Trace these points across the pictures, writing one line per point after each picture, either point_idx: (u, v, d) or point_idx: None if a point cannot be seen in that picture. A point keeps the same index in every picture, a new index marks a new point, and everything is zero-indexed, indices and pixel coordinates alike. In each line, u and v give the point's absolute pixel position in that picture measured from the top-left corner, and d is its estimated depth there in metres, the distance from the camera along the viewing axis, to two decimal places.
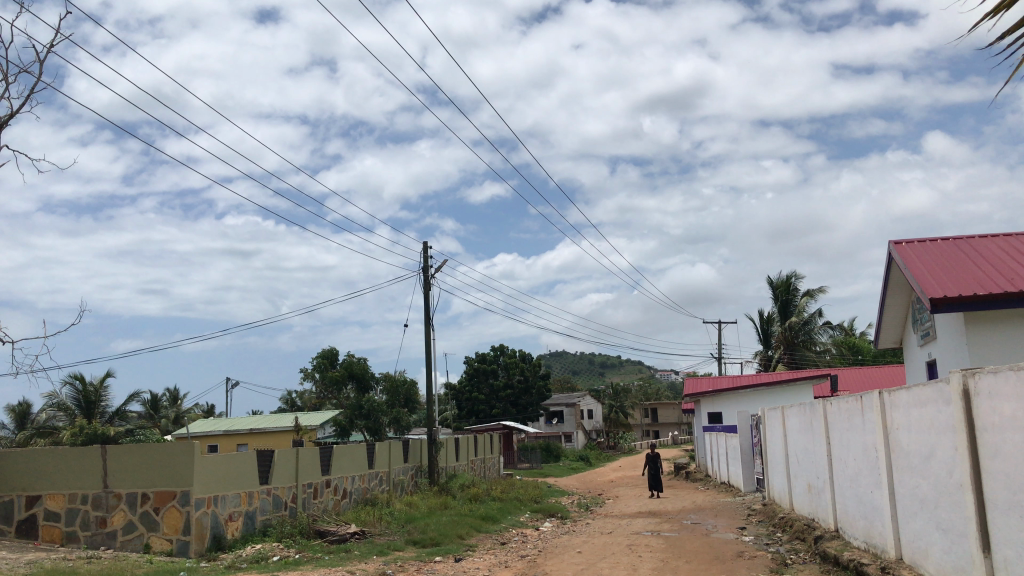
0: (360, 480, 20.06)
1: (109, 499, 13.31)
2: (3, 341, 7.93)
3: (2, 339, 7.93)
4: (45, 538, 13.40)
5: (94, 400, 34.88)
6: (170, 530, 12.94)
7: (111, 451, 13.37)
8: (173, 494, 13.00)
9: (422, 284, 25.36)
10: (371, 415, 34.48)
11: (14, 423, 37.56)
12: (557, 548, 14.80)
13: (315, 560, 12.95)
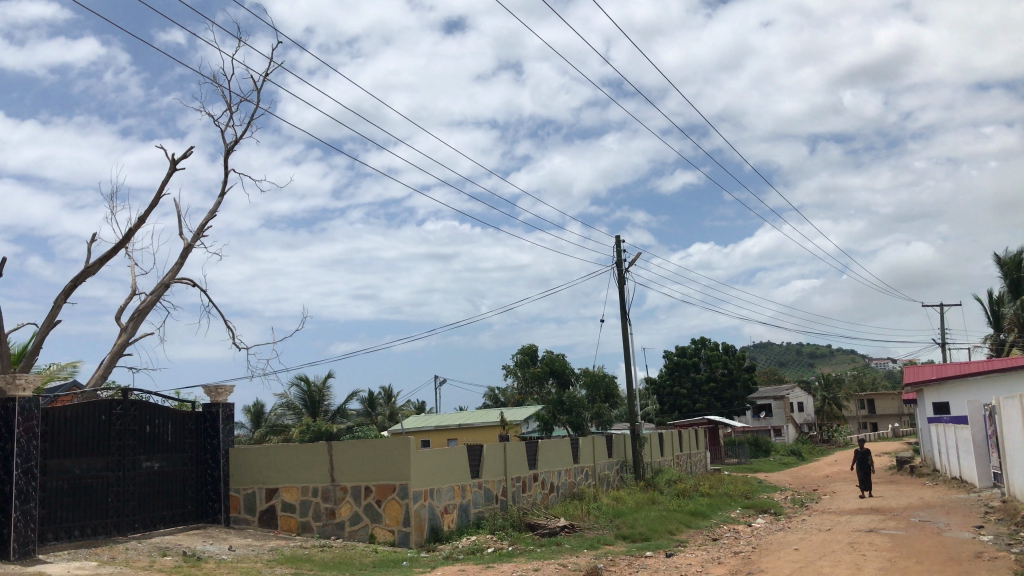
0: (566, 474, 20.32)
1: (336, 491, 14.24)
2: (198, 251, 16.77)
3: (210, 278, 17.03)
4: (283, 528, 14.52)
5: (317, 398, 37.54)
6: (392, 521, 13.67)
7: (336, 447, 14.36)
8: (393, 487, 13.74)
9: (617, 279, 25.29)
10: (573, 409, 34.78)
11: (251, 422, 41.19)
12: (771, 546, 14.13)
13: (528, 553, 13.24)
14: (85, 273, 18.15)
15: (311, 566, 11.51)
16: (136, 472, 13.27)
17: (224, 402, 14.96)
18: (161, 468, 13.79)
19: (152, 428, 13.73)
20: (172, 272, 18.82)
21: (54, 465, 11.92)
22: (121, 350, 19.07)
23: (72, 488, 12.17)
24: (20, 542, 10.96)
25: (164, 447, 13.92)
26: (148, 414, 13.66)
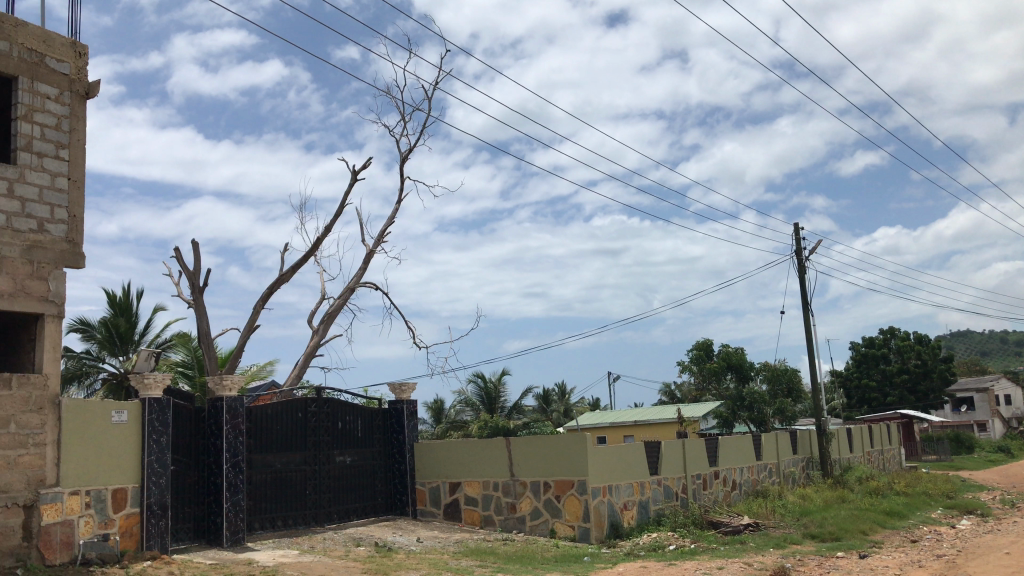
0: (748, 471, 19.74)
1: (517, 486, 14.49)
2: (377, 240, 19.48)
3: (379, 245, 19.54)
4: (467, 521, 14.91)
5: (494, 395, 38.38)
6: (572, 517, 13.75)
7: (515, 442, 14.63)
8: (571, 482, 13.83)
9: (797, 269, 24.28)
10: (753, 406, 34.05)
11: (432, 418, 42.65)
12: (980, 550, 13.09)
13: (711, 551, 12.95)
14: (280, 279, 19.46)
15: (495, 558, 11.78)
16: (330, 466, 14.06)
17: (408, 399, 15.53)
18: (353, 462, 14.54)
19: (343, 425, 14.48)
20: (357, 277, 19.84)
21: (258, 459, 12.83)
22: (313, 351, 20.30)
23: (274, 481, 13.07)
24: (232, 531, 11.89)
25: (355, 443, 14.66)
26: (340, 412, 14.41)
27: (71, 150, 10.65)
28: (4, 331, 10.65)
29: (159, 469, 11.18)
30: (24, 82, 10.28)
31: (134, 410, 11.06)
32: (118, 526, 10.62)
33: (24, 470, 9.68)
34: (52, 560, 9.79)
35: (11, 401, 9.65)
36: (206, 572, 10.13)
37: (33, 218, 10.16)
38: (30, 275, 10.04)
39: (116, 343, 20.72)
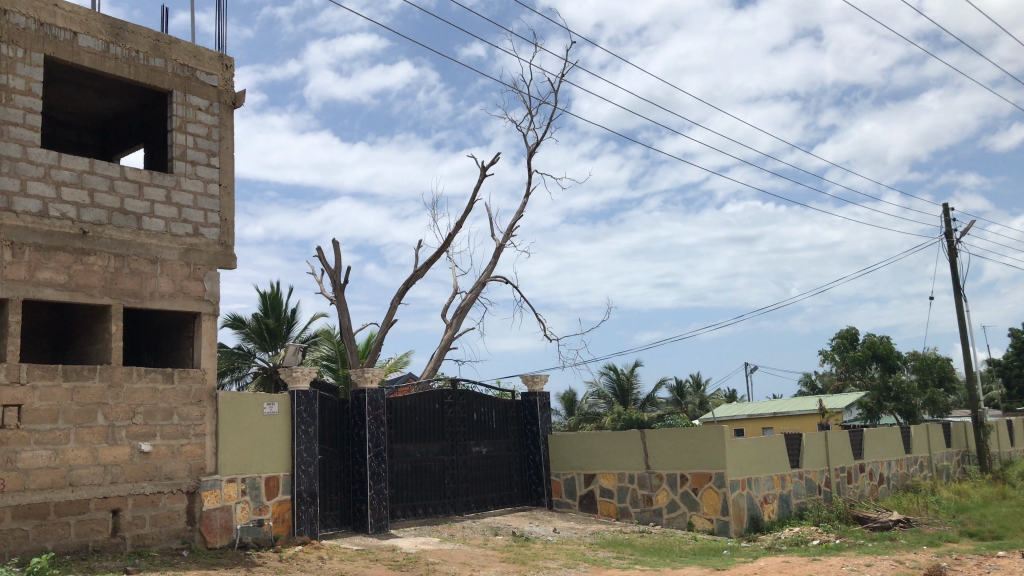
0: (897, 465, 18.84)
1: (653, 479, 14.35)
2: (509, 234, 19.82)
3: (510, 236, 19.84)
4: (603, 512, 14.88)
5: (627, 387, 38.20)
6: (710, 510, 13.53)
7: (650, 435, 14.51)
8: (709, 475, 13.60)
9: (948, 252, 22.95)
10: (901, 396, 32.22)
11: (565, 410, 42.81)
12: None
13: (858, 547, 12.45)
14: (414, 275, 20.01)
15: (632, 551, 11.72)
16: (467, 456, 14.35)
17: (541, 391, 15.63)
18: (489, 453, 14.80)
19: (479, 416, 14.74)
20: (487, 271, 20.16)
21: (399, 450, 13.25)
22: (448, 344, 20.76)
23: (414, 470, 13.47)
24: (376, 518, 12.34)
25: (491, 433, 14.90)
26: (475, 403, 14.68)
27: (221, 157, 11.30)
28: (166, 329, 11.42)
29: (308, 458, 11.72)
30: (178, 96, 10.97)
31: (284, 402, 11.64)
32: (271, 512, 11.21)
33: (186, 458, 10.37)
34: (213, 543, 10.48)
35: (174, 394, 10.34)
36: (352, 557, 10.56)
37: (189, 223, 10.83)
38: (188, 276, 10.72)
39: (266, 338, 21.85)
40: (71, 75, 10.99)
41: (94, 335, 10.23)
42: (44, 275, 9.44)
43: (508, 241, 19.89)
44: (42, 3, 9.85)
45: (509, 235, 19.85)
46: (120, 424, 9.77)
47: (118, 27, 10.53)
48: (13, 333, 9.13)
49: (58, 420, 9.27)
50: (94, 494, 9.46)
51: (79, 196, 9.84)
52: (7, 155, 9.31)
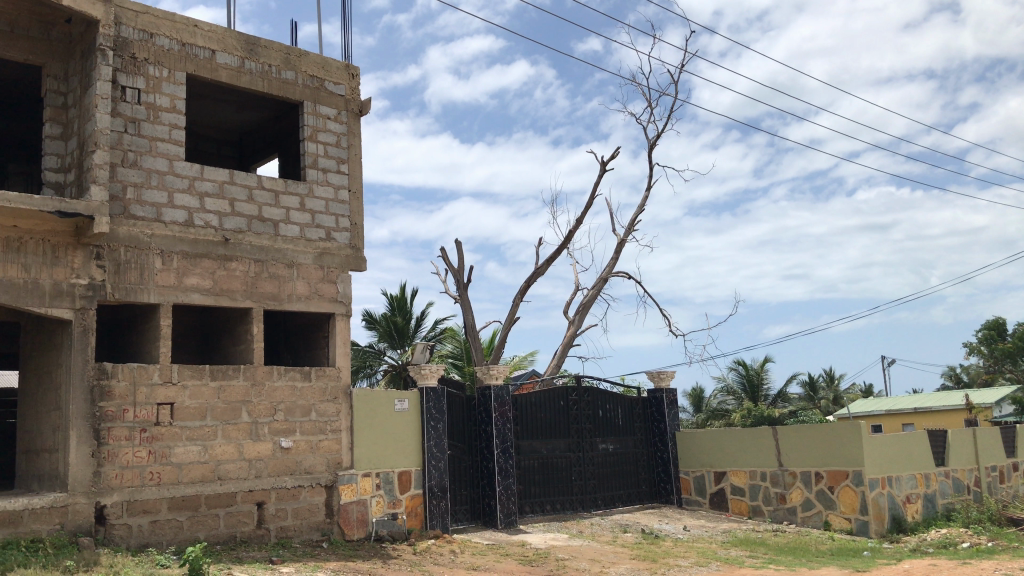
0: None
1: (786, 476, 13.93)
2: (629, 228, 19.65)
3: (630, 230, 19.68)
4: (734, 511, 14.55)
5: (757, 382, 37.20)
6: (848, 509, 13.02)
7: (781, 431, 14.08)
8: (846, 473, 13.10)
9: None
10: None
11: (693, 407, 42.12)
12: None
13: (1013, 550, 11.71)
14: (537, 273, 20.14)
15: (765, 550, 11.42)
16: (594, 453, 14.33)
17: (668, 387, 15.42)
18: (616, 450, 14.73)
19: (605, 413, 14.69)
20: (610, 266, 20.07)
21: (526, 446, 13.38)
22: (571, 341, 20.79)
23: (541, 467, 13.56)
24: (505, 513, 12.51)
25: (617, 431, 14.82)
26: (601, 400, 14.63)
27: (350, 164, 11.70)
28: (302, 329, 11.91)
29: (438, 453, 11.97)
30: (309, 106, 11.43)
31: (414, 399, 11.95)
32: (404, 506, 11.53)
33: (324, 453, 10.81)
34: (351, 535, 10.88)
35: (312, 391, 10.78)
36: (483, 552, 10.74)
37: (321, 228, 11.27)
38: (322, 279, 11.16)
39: (394, 336, 22.47)
40: (211, 91, 11.61)
41: (237, 337, 10.78)
42: (192, 281, 10.03)
43: (628, 235, 19.73)
44: (183, 24, 10.45)
45: (629, 229, 19.69)
46: (263, 421, 10.27)
47: (252, 44, 11.05)
48: (165, 335, 9.73)
49: (207, 417, 9.82)
50: (240, 487, 9.98)
51: (221, 205, 10.39)
52: (156, 169, 9.92)
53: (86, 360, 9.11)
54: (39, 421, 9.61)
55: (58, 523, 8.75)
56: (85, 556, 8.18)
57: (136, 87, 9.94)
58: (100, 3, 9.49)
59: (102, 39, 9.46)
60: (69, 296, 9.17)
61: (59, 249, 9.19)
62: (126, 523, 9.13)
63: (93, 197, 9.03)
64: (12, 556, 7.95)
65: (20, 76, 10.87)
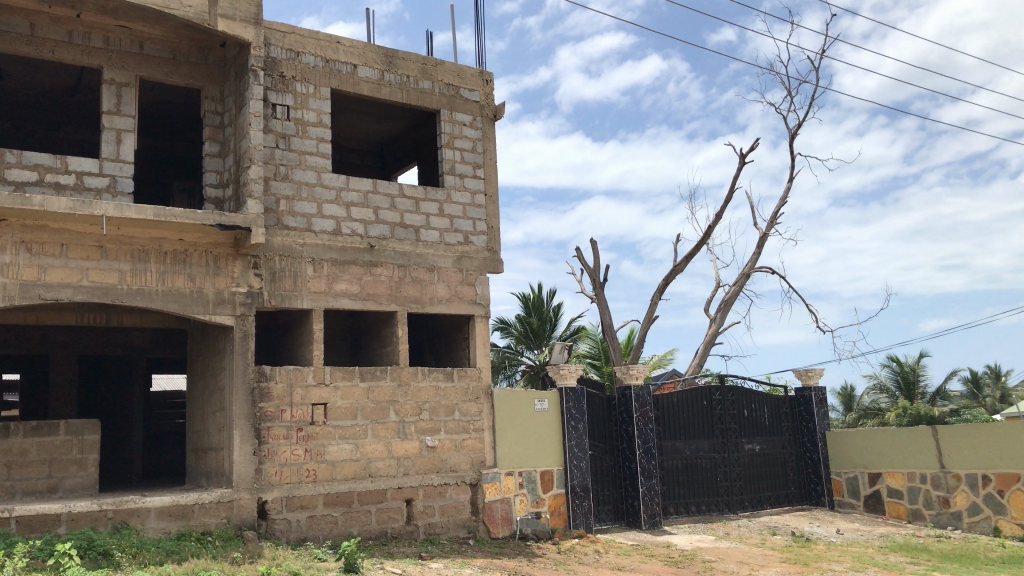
0: None
1: (948, 479, 13.14)
2: (771, 221, 19.05)
3: (771, 223, 19.09)
4: (892, 514, 13.85)
5: (913, 379, 35.23)
6: (1020, 514, 12.16)
7: (942, 430, 13.29)
8: (1016, 476, 12.24)
9: None
10: None
11: (843, 405, 40.40)
12: None
13: None
14: (675, 270, 19.85)
15: (929, 556, 10.82)
16: (740, 453, 13.97)
17: (816, 385, 14.84)
18: (763, 450, 14.30)
19: (750, 412, 14.29)
20: (751, 262, 19.54)
21: (669, 446, 13.20)
22: (713, 339, 20.36)
23: (685, 467, 13.35)
24: (649, 514, 12.40)
25: (763, 430, 14.40)
26: (746, 399, 14.25)
27: (486, 168, 11.91)
28: (444, 331, 12.20)
29: (579, 453, 11.96)
30: (446, 114, 11.71)
31: (554, 398, 12.02)
32: (548, 505, 11.61)
33: (469, 452, 11.05)
34: (496, 533, 11.08)
35: (455, 391, 11.04)
36: (629, 552, 10.68)
37: (460, 232, 11.52)
38: (462, 282, 11.41)
39: (531, 338, 22.69)
40: (353, 104, 12.09)
41: (383, 339, 11.16)
42: (341, 287, 10.47)
43: (769, 229, 19.14)
44: (327, 41, 10.93)
45: (770, 223, 19.10)
46: (410, 420, 10.60)
47: (391, 56, 11.43)
48: (317, 339, 10.20)
49: (358, 417, 10.23)
50: (390, 484, 10.33)
51: (366, 214, 10.80)
52: (305, 182, 10.42)
53: (246, 363, 9.68)
54: (206, 421, 10.27)
55: (225, 516, 9.33)
56: (250, 548, 8.69)
57: (286, 105, 10.47)
58: (251, 26, 10.05)
59: (254, 60, 10.01)
60: (230, 303, 9.76)
61: (220, 260, 9.80)
62: (286, 518, 9.62)
63: (249, 210, 9.57)
64: (186, 547, 8.54)
65: (181, 99, 11.67)
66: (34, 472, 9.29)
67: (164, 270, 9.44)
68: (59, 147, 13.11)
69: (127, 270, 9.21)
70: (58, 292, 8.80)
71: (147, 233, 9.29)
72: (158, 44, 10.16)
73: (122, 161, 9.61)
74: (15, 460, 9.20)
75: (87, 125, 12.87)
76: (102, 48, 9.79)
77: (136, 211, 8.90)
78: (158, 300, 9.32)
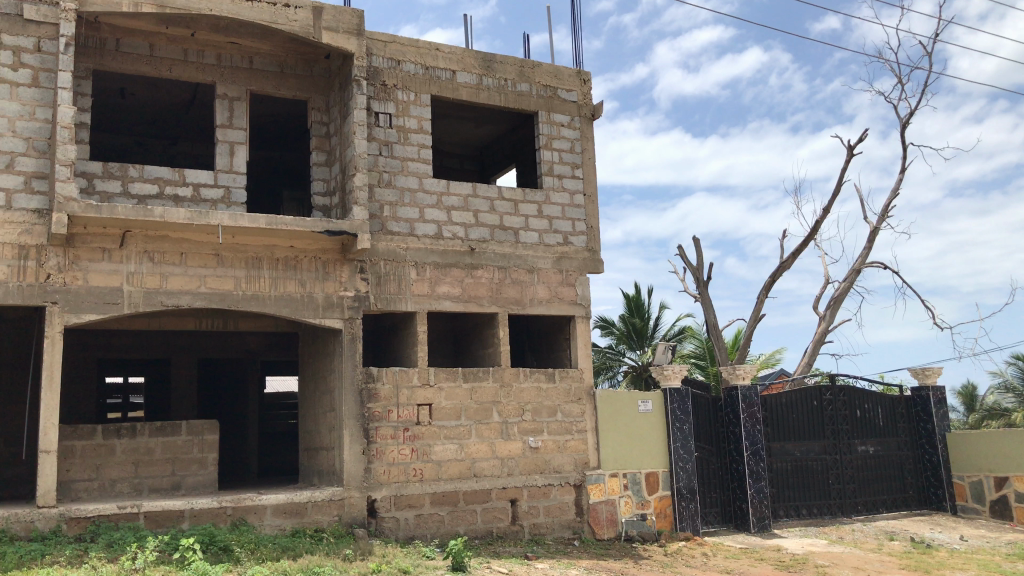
0: None
1: None
2: (882, 214, 18.32)
3: (882, 215, 18.35)
4: (1021, 521, 13.23)
5: None
6: None
7: None
8: None
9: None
10: None
11: (964, 406, 38.48)
12: None
13: None
14: (781, 267, 19.34)
15: None
16: (853, 455, 13.48)
17: (935, 385, 14.20)
18: (878, 452, 13.76)
19: (863, 413, 13.77)
20: (862, 257, 18.85)
21: (778, 448, 12.87)
22: (822, 337, 19.74)
23: (795, 469, 12.98)
24: (758, 517, 12.13)
25: (878, 431, 13.85)
26: (859, 399, 13.73)
27: (584, 168, 11.89)
28: (544, 332, 12.24)
29: (685, 455, 11.75)
30: (544, 115, 11.75)
31: (658, 399, 11.85)
32: (654, 507, 11.49)
33: (572, 453, 11.06)
34: (601, 534, 11.05)
35: (557, 392, 11.06)
36: (737, 555, 10.46)
37: (559, 233, 11.54)
38: (562, 282, 11.42)
39: (633, 338, 22.52)
40: (452, 109, 12.25)
41: (485, 340, 11.28)
42: (443, 289, 10.63)
43: (880, 221, 18.42)
44: (426, 49, 11.12)
45: (881, 216, 18.37)
46: (513, 421, 10.67)
47: (489, 60, 11.53)
48: (421, 341, 10.39)
49: (461, 417, 10.37)
50: (495, 484, 10.43)
51: (466, 217, 10.94)
52: (408, 188, 10.63)
53: (354, 365, 9.94)
54: (317, 421, 10.60)
55: (336, 514, 9.61)
56: (361, 546, 8.93)
57: (388, 113, 10.71)
58: (353, 37, 10.32)
59: (357, 70, 10.27)
60: (339, 307, 10.04)
61: (329, 265, 10.10)
62: (395, 516, 9.84)
63: (355, 217, 9.83)
64: (301, 543, 8.83)
65: (289, 111, 12.08)
66: (159, 470, 9.79)
67: (276, 276, 9.80)
68: (177, 160, 13.78)
69: (242, 276, 9.61)
70: (179, 298, 9.25)
71: (260, 241, 9.67)
72: (267, 58, 10.54)
73: (236, 172, 10.02)
74: (141, 458, 9.71)
75: (202, 139, 13.47)
76: (215, 64, 10.24)
77: (249, 220, 9.27)
78: (270, 305, 9.68)
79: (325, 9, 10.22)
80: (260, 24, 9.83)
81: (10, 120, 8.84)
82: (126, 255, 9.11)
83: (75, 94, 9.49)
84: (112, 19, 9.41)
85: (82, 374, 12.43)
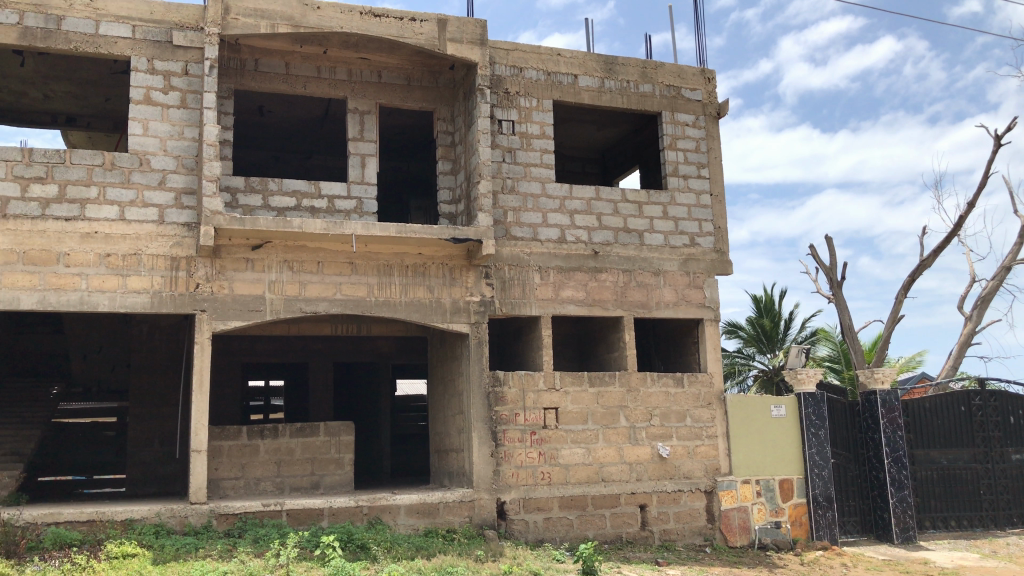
0: None
1: None
2: None
3: None
4: None
5: None
6: None
7: None
8: None
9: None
10: None
11: None
12: None
13: None
14: (922, 265, 18.39)
15: None
16: (1007, 464, 12.66)
17: None
18: None
19: (1018, 419, 12.89)
20: (1012, 253, 17.70)
21: (922, 456, 12.24)
22: (968, 339, 18.64)
23: (942, 478, 12.31)
24: (901, 528, 11.59)
25: None
26: (1012, 405, 12.87)
27: (710, 168, 11.68)
28: (671, 336, 12.07)
29: (821, 461, 11.35)
30: (667, 115, 11.61)
31: (792, 404, 11.48)
32: (788, 515, 11.18)
33: (702, 459, 10.86)
34: (734, 542, 10.81)
35: (686, 397, 10.89)
36: (879, 567, 10.01)
37: (685, 234, 11.37)
38: (689, 284, 11.25)
39: (763, 341, 21.90)
40: (574, 113, 12.28)
41: (611, 344, 11.23)
42: (567, 293, 10.67)
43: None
44: (548, 55, 11.20)
45: None
46: (641, 426, 10.58)
47: (611, 63, 11.50)
48: (547, 345, 10.45)
49: (588, 422, 10.36)
50: (623, 489, 10.37)
51: (590, 220, 10.93)
52: (531, 193, 10.73)
53: (482, 369, 10.10)
54: (447, 424, 10.82)
55: (467, 515, 9.78)
56: (492, 547, 9.05)
57: (511, 119, 10.85)
58: (476, 47, 10.51)
59: (480, 79, 10.45)
60: (465, 312, 10.23)
61: (456, 271, 10.30)
62: (524, 519, 9.93)
63: (480, 223, 9.99)
64: (434, 543, 9.03)
65: (416, 122, 12.40)
66: (300, 469, 10.23)
67: (406, 283, 10.07)
68: (312, 173, 14.38)
69: (374, 283, 9.92)
70: (316, 305, 9.64)
71: (390, 249, 9.97)
72: (394, 72, 10.87)
73: (367, 183, 10.37)
74: (283, 458, 10.17)
75: (334, 152, 14.01)
76: (346, 79, 10.63)
77: (380, 229, 9.58)
78: (401, 311, 9.96)
79: (450, 21, 10.46)
80: (388, 38, 10.16)
81: (161, 140, 9.44)
82: (267, 265, 9.57)
83: (219, 113, 10.05)
84: (251, 41, 9.92)
85: (227, 377, 13.14)
